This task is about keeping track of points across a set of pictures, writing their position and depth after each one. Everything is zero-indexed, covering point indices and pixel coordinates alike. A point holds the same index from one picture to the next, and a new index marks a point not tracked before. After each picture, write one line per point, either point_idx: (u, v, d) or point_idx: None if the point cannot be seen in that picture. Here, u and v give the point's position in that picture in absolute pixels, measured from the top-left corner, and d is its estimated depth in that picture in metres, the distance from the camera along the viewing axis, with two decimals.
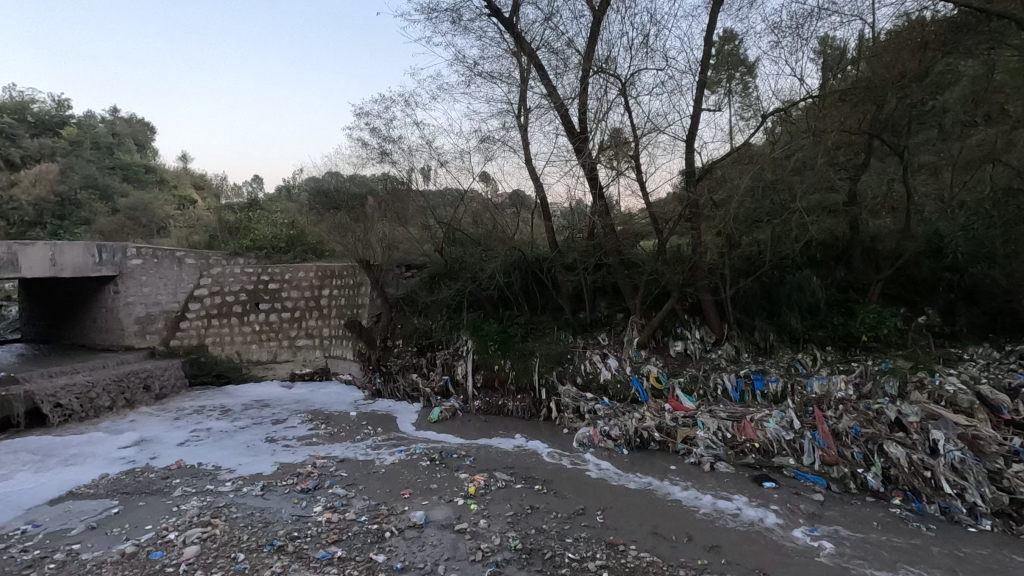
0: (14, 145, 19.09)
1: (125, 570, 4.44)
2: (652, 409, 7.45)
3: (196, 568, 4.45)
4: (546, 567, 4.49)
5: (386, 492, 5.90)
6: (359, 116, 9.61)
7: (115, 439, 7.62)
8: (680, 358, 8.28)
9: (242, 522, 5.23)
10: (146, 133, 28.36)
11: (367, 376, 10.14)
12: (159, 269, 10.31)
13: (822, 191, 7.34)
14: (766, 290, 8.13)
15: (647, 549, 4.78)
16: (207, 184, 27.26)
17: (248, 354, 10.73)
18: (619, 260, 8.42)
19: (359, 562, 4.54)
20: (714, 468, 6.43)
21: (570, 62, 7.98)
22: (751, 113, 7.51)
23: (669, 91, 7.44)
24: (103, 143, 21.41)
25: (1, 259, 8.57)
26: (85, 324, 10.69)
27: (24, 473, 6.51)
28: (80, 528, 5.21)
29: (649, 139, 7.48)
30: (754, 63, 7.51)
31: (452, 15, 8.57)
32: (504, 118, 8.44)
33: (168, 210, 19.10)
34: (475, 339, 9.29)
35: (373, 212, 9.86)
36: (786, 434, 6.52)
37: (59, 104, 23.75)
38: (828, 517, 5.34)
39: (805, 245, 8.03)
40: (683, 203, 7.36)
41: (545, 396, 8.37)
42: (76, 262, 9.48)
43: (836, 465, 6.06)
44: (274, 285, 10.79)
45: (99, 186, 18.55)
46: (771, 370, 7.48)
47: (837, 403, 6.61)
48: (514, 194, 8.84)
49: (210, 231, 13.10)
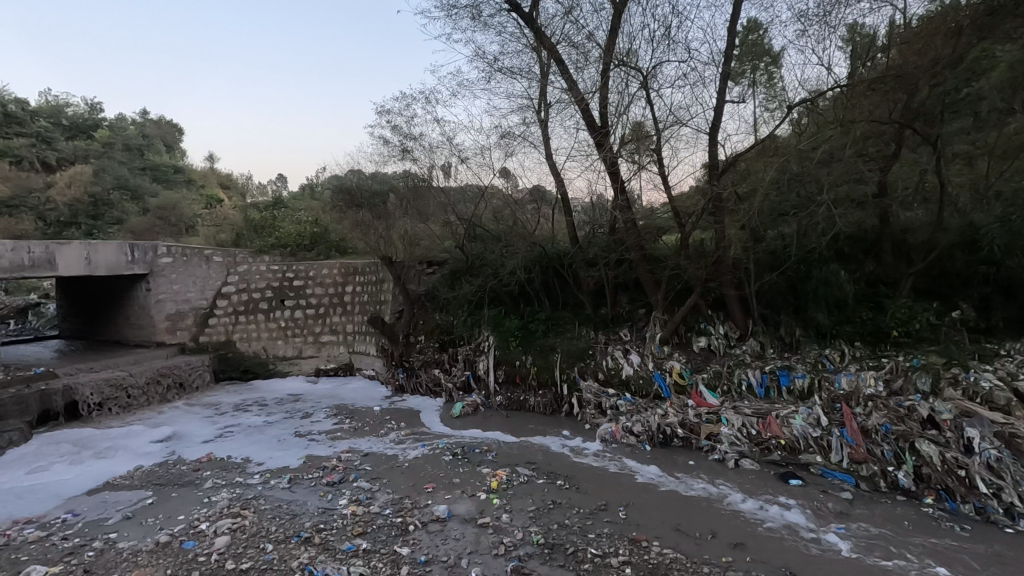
0: (50, 148, 19.75)
1: (159, 559, 4.58)
2: (675, 405, 7.39)
3: (227, 557, 4.57)
4: (569, 563, 4.49)
5: (410, 486, 5.98)
6: (381, 114, 9.69)
7: (148, 433, 7.84)
8: (704, 354, 8.19)
9: (270, 514, 5.34)
10: (175, 135, 29.15)
11: (391, 371, 10.25)
12: (188, 267, 10.54)
13: (851, 182, 7.07)
14: (792, 285, 7.99)
15: (671, 546, 4.75)
16: (234, 184, 27.79)
17: (274, 350, 10.94)
18: (641, 255, 8.40)
19: (384, 554, 4.60)
20: (739, 465, 6.36)
21: (591, 55, 7.93)
22: (776, 104, 7.32)
23: (692, 84, 7.38)
24: (134, 145, 22.05)
25: (39, 258, 8.87)
26: (119, 321, 11.01)
27: (61, 465, 6.76)
28: (117, 518, 5.40)
29: (671, 133, 7.40)
30: (779, 53, 7.39)
31: (471, 11, 8.58)
32: (525, 113, 8.45)
33: (196, 209, 19.55)
34: (497, 335, 9.30)
35: (394, 209, 9.94)
36: (813, 431, 6.41)
37: (92, 107, 24.48)
38: (857, 516, 5.24)
39: (832, 239, 7.86)
40: (706, 196, 7.26)
41: (567, 392, 8.35)
42: (109, 261, 9.77)
43: (865, 463, 5.95)
44: (299, 282, 10.96)
45: (130, 186, 19.06)
46: (798, 366, 7.34)
47: (866, 399, 6.47)
48: (534, 190, 8.91)
49: (236, 230, 13.39)
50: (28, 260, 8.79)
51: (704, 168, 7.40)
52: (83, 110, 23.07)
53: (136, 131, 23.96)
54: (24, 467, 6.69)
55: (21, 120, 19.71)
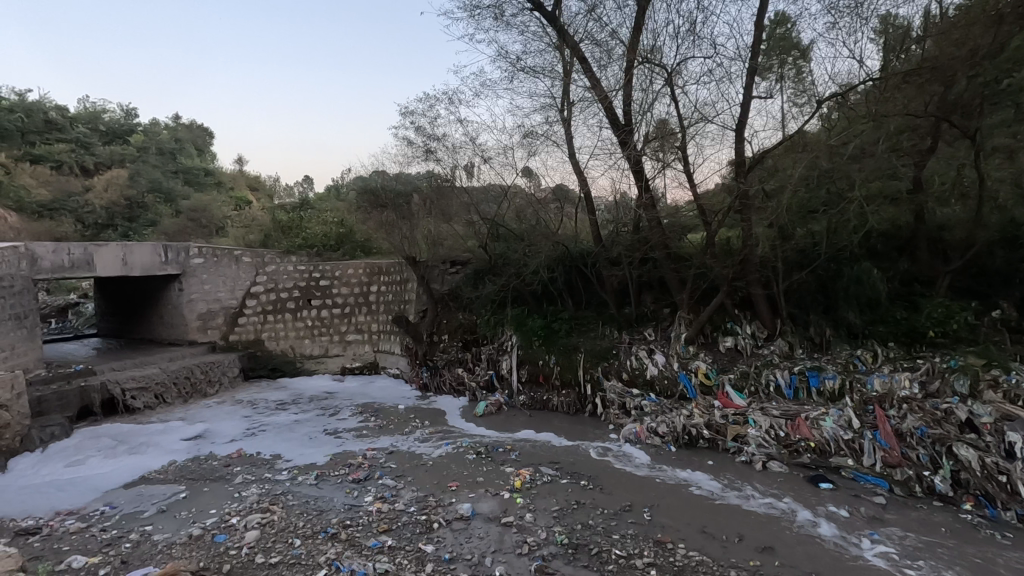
0: (88, 152, 20.49)
1: (193, 551, 4.72)
2: (701, 406, 7.28)
3: (256, 551, 4.68)
4: (593, 563, 4.47)
5: (435, 484, 6.02)
6: (405, 115, 9.77)
7: (180, 429, 8.07)
8: (730, 354, 8.04)
9: (298, 509, 5.45)
10: (205, 139, 29.93)
11: (415, 370, 10.36)
12: (219, 267, 10.77)
13: (884, 178, 6.95)
14: (822, 283, 7.80)
15: (697, 548, 4.69)
16: (261, 185, 28.38)
17: (302, 348, 11.14)
18: (666, 254, 8.31)
19: (409, 551, 4.65)
20: (766, 467, 6.25)
21: (615, 53, 7.87)
22: (805, 99, 7.23)
23: (718, 80, 7.29)
24: (167, 149, 22.75)
25: (79, 259, 9.20)
26: (154, 320, 11.35)
27: (96, 459, 6.99)
28: (152, 511, 5.57)
29: (696, 130, 7.31)
30: (808, 46, 7.23)
31: (494, 11, 8.60)
32: (547, 112, 8.44)
33: (226, 210, 20.00)
34: (520, 334, 9.31)
35: (418, 209, 10.02)
36: (844, 433, 6.25)
37: (126, 113, 25.29)
38: (890, 521, 5.10)
39: (864, 236, 7.66)
40: (733, 194, 7.13)
41: (590, 392, 8.31)
42: (144, 261, 10.06)
43: (899, 467, 5.80)
44: (326, 282, 11.12)
45: (163, 189, 19.61)
46: (828, 366, 7.16)
47: (900, 401, 6.29)
48: (557, 189, 8.90)
49: (265, 231, 13.66)
50: (68, 261, 9.07)
51: (730, 165, 7.26)
52: (118, 116, 23.91)
53: (168, 135, 24.70)
54: (63, 460, 6.94)
55: (61, 126, 20.60)
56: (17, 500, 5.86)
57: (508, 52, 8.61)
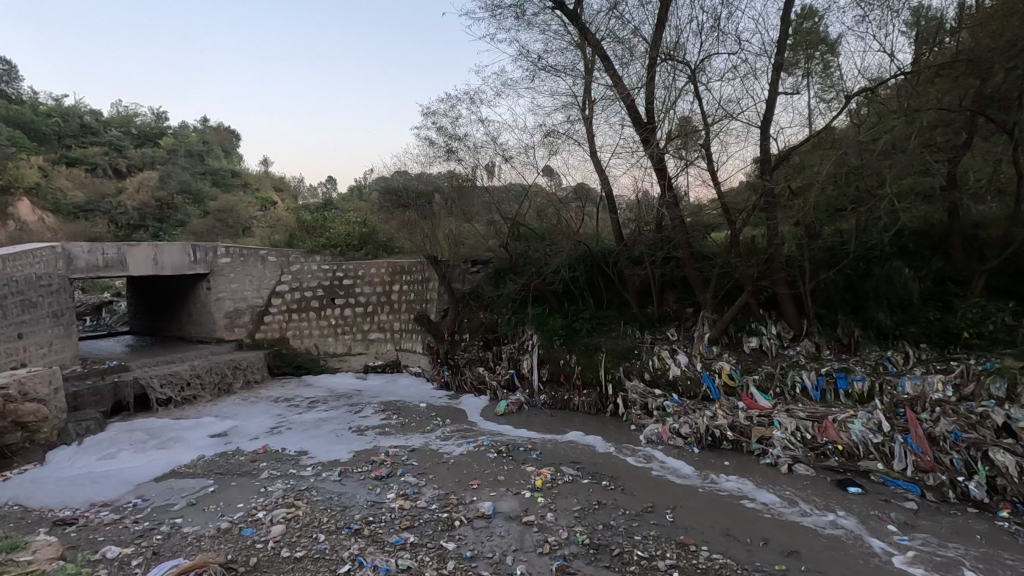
0: (121, 155, 21.17)
1: (221, 544, 4.82)
2: (725, 407, 7.17)
3: (282, 545, 4.77)
4: (615, 564, 4.45)
5: (456, 482, 6.06)
6: (426, 116, 9.83)
7: (207, 425, 8.26)
8: (755, 355, 7.90)
9: (322, 505, 5.53)
10: (232, 141, 30.59)
11: (436, 368, 10.43)
12: (245, 267, 10.98)
13: (916, 174, 6.76)
14: (850, 283, 7.63)
15: (720, 551, 4.63)
16: (286, 186, 28.84)
17: (325, 346, 11.29)
18: (689, 252, 8.22)
19: (431, 548, 4.68)
20: (792, 470, 6.14)
21: (637, 50, 7.80)
22: (833, 94, 7.08)
23: (742, 76, 7.20)
24: (196, 152, 23.36)
25: (112, 259, 9.47)
26: (183, 318, 11.63)
27: (127, 453, 7.19)
28: (182, 504, 5.71)
29: (720, 127, 7.21)
30: (836, 41, 7.06)
31: (516, 10, 8.60)
32: (569, 111, 8.40)
33: (252, 210, 20.37)
34: (540, 333, 9.30)
35: (440, 210, 10.08)
36: (874, 436, 6.10)
37: (157, 117, 26.01)
38: (921, 527, 4.97)
39: (895, 235, 7.46)
40: (758, 192, 7.00)
41: (612, 392, 8.26)
42: (174, 261, 10.31)
43: (931, 472, 5.64)
44: (349, 281, 11.27)
45: (192, 191, 20.07)
46: (856, 368, 7.00)
47: (933, 404, 6.12)
48: (578, 187, 8.86)
49: (290, 231, 13.89)
50: (102, 260, 9.34)
51: (755, 162, 7.15)
52: (150, 121, 24.68)
53: (197, 138, 25.36)
54: (96, 453, 7.16)
55: (95, 130, 21.39)
56: (54, 491, 6.07)
57: (529, 52, 8.59)
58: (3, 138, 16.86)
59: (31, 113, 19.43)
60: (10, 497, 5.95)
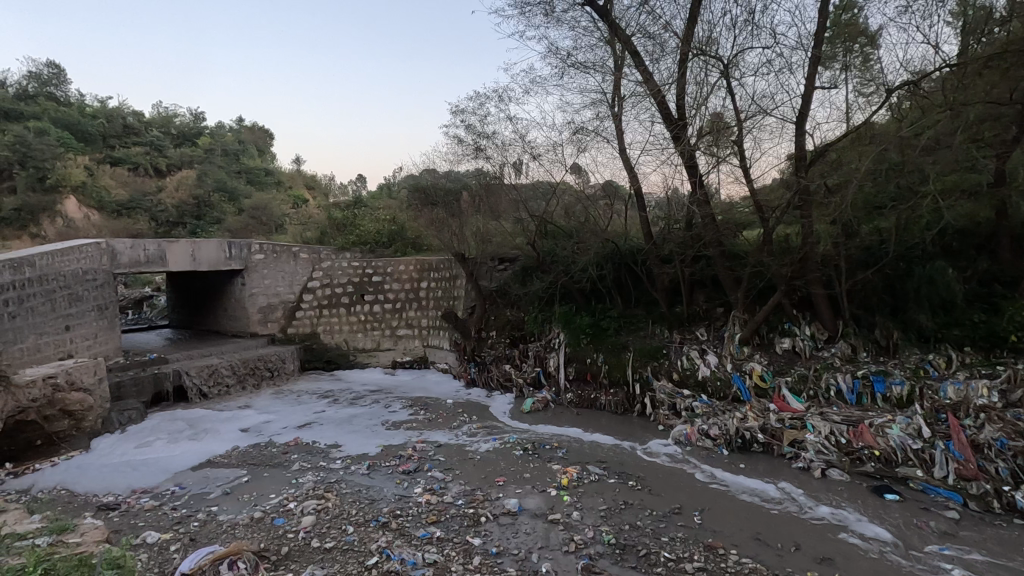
0: (161, 155, 21.94)
1: (254, 532, 4.96)
2: (756, 409, 7.03)
3: (313, 536, 4.87)
4: (641, 565, 4.42)
5: (482, 478, 6.10)
6: (455, 114, 9.89)
7: (241, 417, 8.48)
8: (788, 356, 7.71)
9: (351, 498, 5.63)
10: (265, 140, 31.27)
11: (463, 365, 10.47)
12: (278, 263, 11.22)
13: (961, 170, 6.46)
14: (889, 284, 7.38)
15: (750, 556, 4.55)
16: (317, 184, 29.30)
17: (355, 342, 11.48)
18: (720, 251, 8.09)
19: (457, 543, 4.72)
20: (826, 475, 5.97)
21: (668, 45, 7.70)
22: (872, 88, 6.88)
23: (777, 71, 7.06)
24: (231, 151, 24.01)
25: (153, 255, 9.80)
26: (220, 313, 11.94)
27: (161, 443, 7.42)
28: (217, 493, 5.90)
29: (754, 123, 7.08)
30: (877, 32, 6.80)
31: (545, 7, 8.57)
32: (598, 108, 8.35)
33: (284, 208, 20.73)
34: (568, 331, 9.25)
35: (467, 207, 10.12)
36: (913, 442, 5.90)
37: (195, 118, 26.84)
38: (963, 538, 4.79)
39: (938, 233, 7.17)
40: (793, 189, 6.84)
41: (639, 392, 8.18)
42: (211, 257, 10.62)
43: (975, 481, 5.41)
44: (378, 278, 11.43)
45: (227, 189, 20.57)
46: (895, 372, 6.79)
47: (977, 410, 5.88)
48: (607, 185, 8.77)
49: (320, 228, 14.12)
50: (144, 256, 9.67)
51: (790, 158, 7.01)
52: (187, 121, 25.52)
53: (232, 138, 26.06)
54: (134, 442, 7.41)
55: (137, 131, 22.24)
56: (96, 477, 6.33)
57: (558, 48, 8.56)
58: (52, 139, 17.67)
59: (77, 115, 20.34)
60: (57, 482, 6.24)
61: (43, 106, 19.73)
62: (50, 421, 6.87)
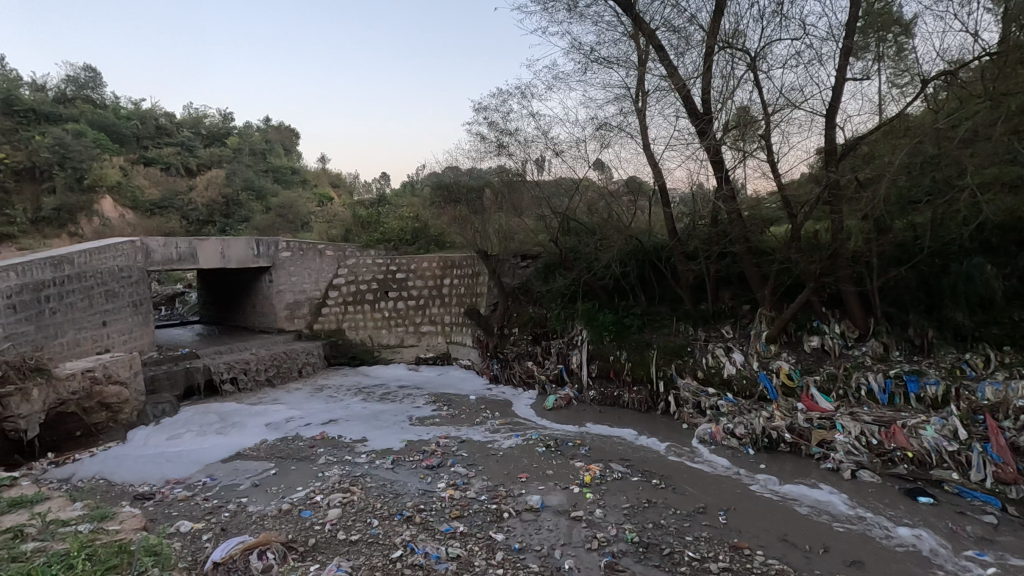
0: (192, 155, 22.49)
1: (282, 524, 5.07)
2: (783, 408, 6.91)
3: (339, 528, 4.96)
4: (665, 563, 4.39)
5: (505, 474, 6.13)
6: (478, 111, 9.92)
7: (268, 411, 8.67)
8: (816, 354, 7.55)
9: (376, 491, 5.72)
10: (292, 139, 31.72)
11: (486, 362, 10.54)
12: (305, 260, 11.41)
13: (1002, 163, 6.20)
14: (924, 281, 7.15)
15: (777, 557, 4.48)
16: (342, 183, 29.53)
17: (379, 338, 11.64)
18: (747, 248, 7.95)
19: (480, 538, 4.76)
20: (856, 476, 5.84)
21: (693, 39, 7.58)
22: (906, 79, 6.68)
23: (806, 63, 6.87)
24: (259, 150, 24.46)
25: (184, 253, 10.03)
26: (248, 310, 12.20)
27: (191, 435, 7.64)
28: (246, 484, 6.05)
29: (782, 117, 6.89)
30: (912, 21, 6.54)
31: (568, 2, 8.52)
32: (622, 104, 8.27)
33: (310, 207, 20.96)
34: (591, 329, 9.20)
35: (490, 204, 10.16)
36: (948, 444, 5.73)
37: (224, 118, 27.44)
38: (1001, 543, 4.64)
39: (978, 229, 6.90)
40: (822, 184, 6.68)
41: (663, 389, 8.12)
42: (239, 255, 10.82)
43: (1014, 485, 5.23)
44: (402, 275, 11.56)
45: (255, 187, 20.95)
46: (929, 371, 6.60)
47: (1017, 412, 5.66)
48: (630, 181, 8.62)
49: (345, 226, 14.03)
50: (176, 254, 9.92)
51: (819, 153, 6.85)
52: (216, 121, 26.09)
53: (259, 137, 26.54)
54: (166, 433, 7.66)
55: (169, 131, 22.89)
56: (132, 467, 6.55)
57: (581, 44, 8.48)
58: (89, 141, 18.31)
59: (113, 117, 21.01)
60: (96, 471, 6.48)
61: (80, 108, 20.44)
62: (89, 413, 7.14)
